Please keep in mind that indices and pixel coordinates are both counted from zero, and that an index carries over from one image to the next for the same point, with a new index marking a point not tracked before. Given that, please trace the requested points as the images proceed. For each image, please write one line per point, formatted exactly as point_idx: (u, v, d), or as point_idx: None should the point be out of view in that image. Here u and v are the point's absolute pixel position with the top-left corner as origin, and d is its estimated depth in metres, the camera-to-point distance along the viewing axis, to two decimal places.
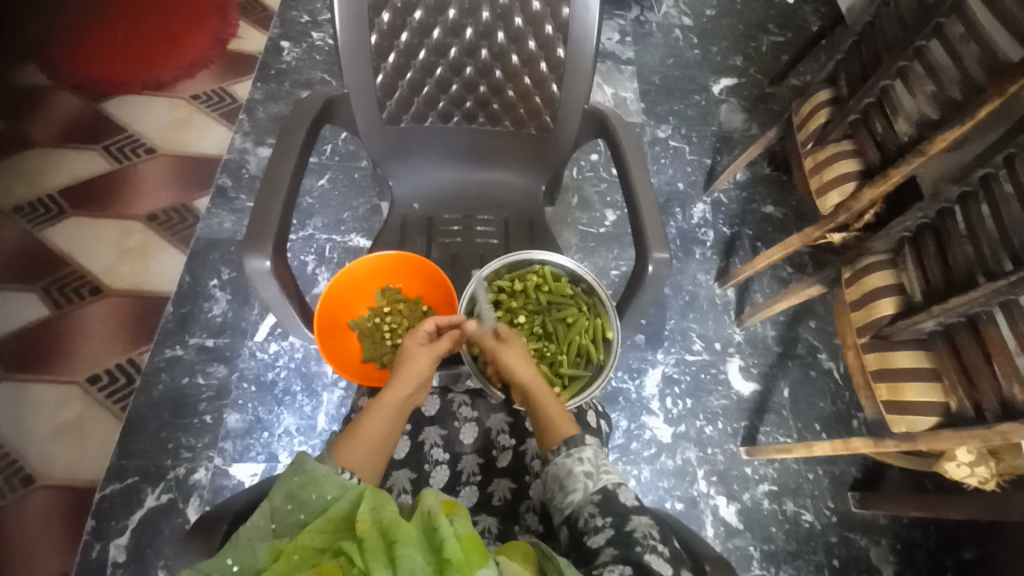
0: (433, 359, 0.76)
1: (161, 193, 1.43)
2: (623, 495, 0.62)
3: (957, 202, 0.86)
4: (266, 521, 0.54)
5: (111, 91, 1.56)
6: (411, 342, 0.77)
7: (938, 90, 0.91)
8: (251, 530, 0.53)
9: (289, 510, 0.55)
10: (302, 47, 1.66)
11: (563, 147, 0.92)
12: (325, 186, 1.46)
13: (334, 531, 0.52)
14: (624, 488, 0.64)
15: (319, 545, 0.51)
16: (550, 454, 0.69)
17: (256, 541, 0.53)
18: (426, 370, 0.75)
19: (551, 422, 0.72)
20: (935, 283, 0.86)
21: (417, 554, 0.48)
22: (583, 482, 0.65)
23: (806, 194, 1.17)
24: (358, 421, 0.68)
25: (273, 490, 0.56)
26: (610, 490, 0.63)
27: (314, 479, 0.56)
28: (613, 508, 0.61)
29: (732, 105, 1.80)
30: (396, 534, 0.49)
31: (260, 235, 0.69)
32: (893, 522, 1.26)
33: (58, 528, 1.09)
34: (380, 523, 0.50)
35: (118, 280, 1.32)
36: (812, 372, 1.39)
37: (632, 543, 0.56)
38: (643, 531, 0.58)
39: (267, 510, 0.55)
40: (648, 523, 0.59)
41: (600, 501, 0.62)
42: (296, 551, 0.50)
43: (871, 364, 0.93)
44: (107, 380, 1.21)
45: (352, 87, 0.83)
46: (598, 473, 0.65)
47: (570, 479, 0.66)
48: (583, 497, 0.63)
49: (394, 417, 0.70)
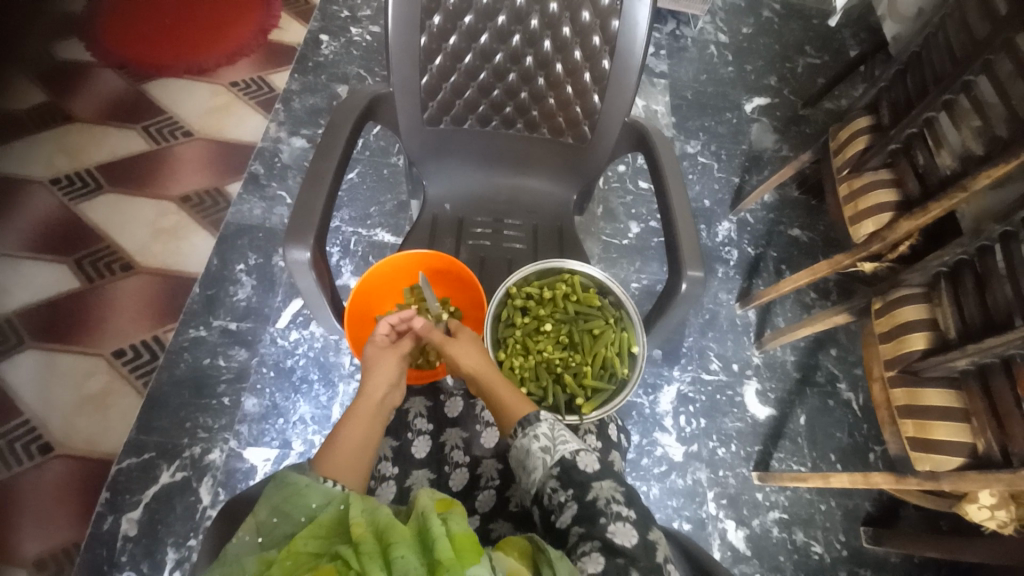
0: (399, 360, 0.78)
1: (196, 176, 1.46)
2: (581, 464, 0.62)
3: (998, 241, 0.83)
4: (253, 536, 0.53)
5: (154, 74, 1.60)
6: (373, 348, 0.79)
7: (986, 126, 0.89)
8: (238, 546, 0.52)
9: (274, 523, 0.53)
10: (340, 41, 1.69)
11: (600, 158, 0.92)
12: (354, 179, 1.48)
13: (326, 536, 0.51)
14: (583, 454, 0.63)
15: (312, 550, 0.49)
16: (510, 437, 0.69)
17: (244, 555, 0.51)
18: (392, 372, 0.76)
19: (509, 405, 0.72)
20: (972, 323, 0.84)
21: (411, 555, 0.46)
22: (542, 458, 0.64)
23: (839, 221, 1.16)
24: (335, 434, 0.67)
25: (258, 506, 0.55)
26: (569, 461, 0.62)
27: (298, 490, 0.56)
28: (574, 480, 0.61)
29: (764, 125, 1.78)
30: (391, 536, 0.47)
31: (301, 227, 0.70)
32: (905, 561, 1.23)
33: (75, 496, 1.11)
34: (373, 526, 0.49)
35: (148, 258, 1.35)
36: (831, 401, 1.37)
37: (597, 517, 0.57)
38: (606, 498, 0.58)
39: (252, 525, 0.54)
40: (610, 488, 0.59)
41: (560, 474, 0.62)
42: (287, 558, 0.48)
43: (897, 399, 0.91)
44: (131, 355, 1.24)
45: (398, 87, 0.84)
46: (555, 446, 0.64)
47: (529, 458, 0.65)
48: (544, 474, 0.63)
49: (370, 424, 0.69)
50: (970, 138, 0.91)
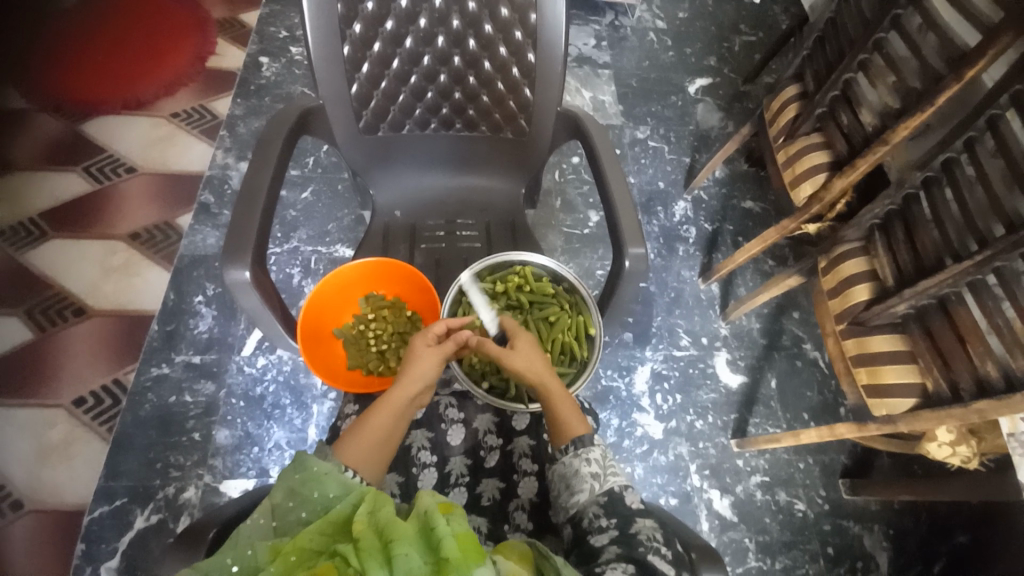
0: (440, 361, 0.74)
1: (144, 212, 1.43)
2: (628, 499, 0.63)
3: (922, 188, 0.88)
4: (267, 520, 0.52)
5: (90, 112, 1.56)
6: (421, 340, 0.75)
7: (899, 81, 0.94)
8: (251, 529, 0.52)
9: (290, 508, 0.53)
10: (280, 62, 1.67)
11: (540, 149, 0.94)
12: (309, 198, 1.46)
13: (332, 533, 0.50)
14: (629, 491, 0.65)
15: (316, 547, 0.48)
16: (558, 452, 0.70)
17: (256, 539, 0.51)
18: (431, 372, 0.73)
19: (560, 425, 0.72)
20: (906, 270, 0.89)
21: (415, 552, 0.46)
22: (590, 483, 0.66)
23: (781, 188, 1.20)
24: (363, 418, 0.68)
25: (273, 489, 0.55)
26: (617, 492, 0.64)
27: (315, 477, 0.55)
28: (619, 510, 0.62)
29: (708, 105, 1.83)
30: (392, 534, 0.47)
31: (240, 246, 0.70)
32: (884, 508, 1.28)
33: (49, 550, 1.07)
34: (376, 524, 0.49)
35: (102, 300, 1.31)
36: (798, 362, 1.42)
37: (636, 544, 0.57)
38: (647, 533, 0.58)
39: (266, 509, 0.53)
40: (653, 526, 0.59)
41: (606, 503, 0.63)
42: (292, 553, 0.47)
43: (850, 350, 0.95)
44: (93, 401, 1.20)
45: (328, 98, 0.84)
46: (605, 475, 0.66)
47: (576, 479, 0.67)
48: (588, 498, 0.65)
49: (398, 417, 0.70)
50: (886, 95, 0.96)
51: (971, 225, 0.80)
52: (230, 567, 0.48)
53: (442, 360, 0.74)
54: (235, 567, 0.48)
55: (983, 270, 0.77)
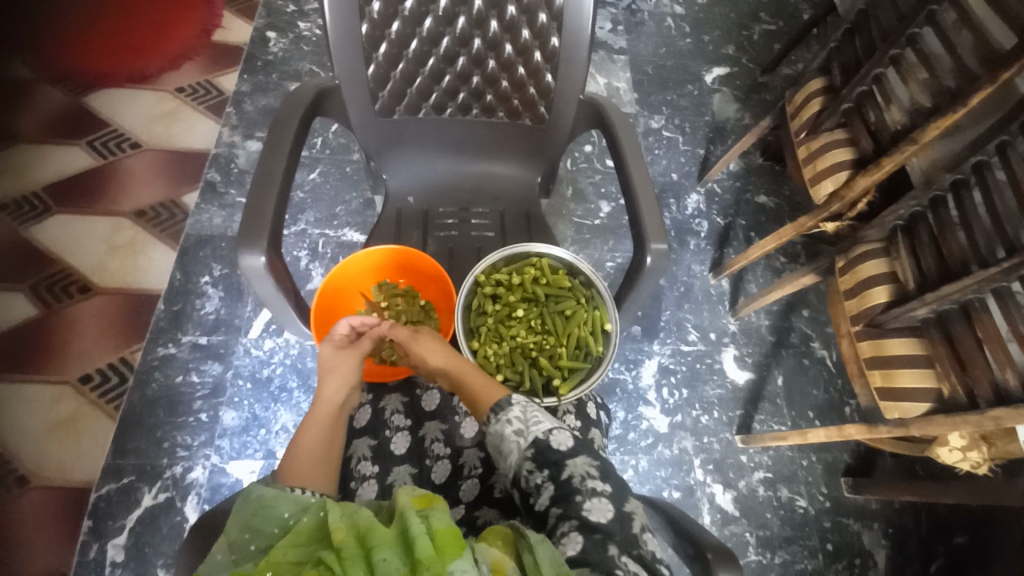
0: (356, 363, 0.77)
1: (150, 189, 1.40)
2: (555, 442, 0.61)
3: (950, 190, 0.86)
4: (225, 554, 0.51)
5: (94, 85, 1.52)
6: (327, 349, 0.78)
7: (932, 78, 0.91)
8: (211, 566, 0.50)
9: (248, 538, 0.52)
10: (289, 37, 1.63)
11: (559, 138, 0.92)
12: (317, 180, 1.44)
13: (306, 544, 0.49)
14: (556, 433, 0.62)
15: (292, 559, 0.48)
16: (484, 424, 0.67)
17: (216, 574, 0.49)
18: (350, 376, 0.75)
19: (477, 395, 0.71)
20: (930, 274, 0.87)
21: (394, 555, 0.45)
22: (516, 442, 0.63)
23: (801, 184, 1.17)
24: (295, 440, 0.66)
25: (228, 524, 0.53)
26: (541, 441, 0.61)
27: (266, 502, 0.54)
28: (549, 460, 0.60)
29: (725, 95, 1.79)
30: (369, 537, 0.47)
31: (254, 231, 0.68)
32: (885, 507, 1.28)
33: (57, 526, 1.08)
34: (350, 529, 0.48)
35: (108, 277, 1.29)
36: (806, 360, 1.41)
37: (574, 497, 0.57)
38: (581, 477, 0.58)
39: (224, 544, 0.52)
40: (585, 464, 0.59)
41: (535, 456, 0.61)
42: (267, 571, 0.47)
43: (864, 351, 0.94)
44: (99, 379, 1.20)
45: (344, 78, 0.82)
46: (528, 428, 0.63)
47: (504, 443, 0.64)
48: (518, 457, 0.62)
49: (329, 429, 0.69)
50: (917, 92, 0.93)
51: (999, 230, 0.78)
52: None
53: (356, 359, 0.77)
54: None
55: (1011, 276, 0.75)
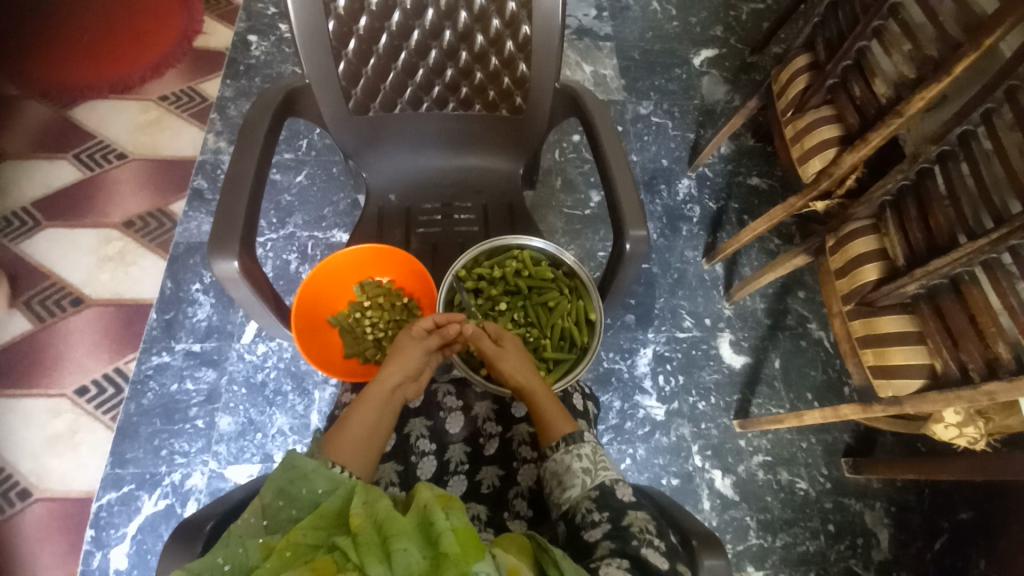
0: (421, 354, 0.76)
1: (137, 199, 1.41)
2: (620, 492, 0.62)
3: (937, 162, 0.85)
4: (257, 519, 0.52)
5: (78, 97, 1.52)
6: (403, 338, 0.78)
7: (915, 49, 0.89)
8: (242, 528, 0.51)
9: (280, 506, 0.53)
10: (270, 40, 1.62)
11: (537, 128, 0.90)
12: (304, 182, 1.43)
13: (326, 528, 0.49)
14: (621, 484, 0.64)
15: (311, 542, 0.47)
16: (548, 450, 0.68)
17: (246, 537, 0.50)
18: (413, 365, 0.75)
19: (546, 417, 0.71)
20: (918, 249, 0.86)
21: (413, 548, 0.45)
22: (582, 478, 0.64)
23: (789, 164, 1.16)
24: (347, 415, 0.69)
25: (262, 488, 0.54)
26: (608, 486, 0.63)
27: (305, 474, 0.55)
28: (610, 504, 0.61)
29: (714, 77, 1.77)
30: (391, 529, 0.46)
31: (227, 236, 0.68)
32: (886, 485, 1.28)
33: (59, 537, 1.09)
34: (374, 518, 0.48)
35: (99, 289, 1.30)
36: (803, 342, 1.40)
37: (629, 538, 0.57)
38: (640, 525, 0.58)
39: (257, 508, 0.53)
40: (645, 518, 0.59)
41: (598, 497, 0.62)
42: (286, 549, 0.46)
43: (857, 331, 0.93)
44: (95, 391, 1.21)
45: (315, 77, 0.81)
46: (596, 469, 0.65)
47: (568, 475, 0.65)
48: (581, 493, 0.63)
49: (382, 409, 0.70)
50: (902, 63, 0.91)
51: (987, 200, 0.77)
52: (222, 566, 0.47)
53: (423, 353, 0.76)
54: (227, 566, 0.47)
55: (999, 247, 0.74)
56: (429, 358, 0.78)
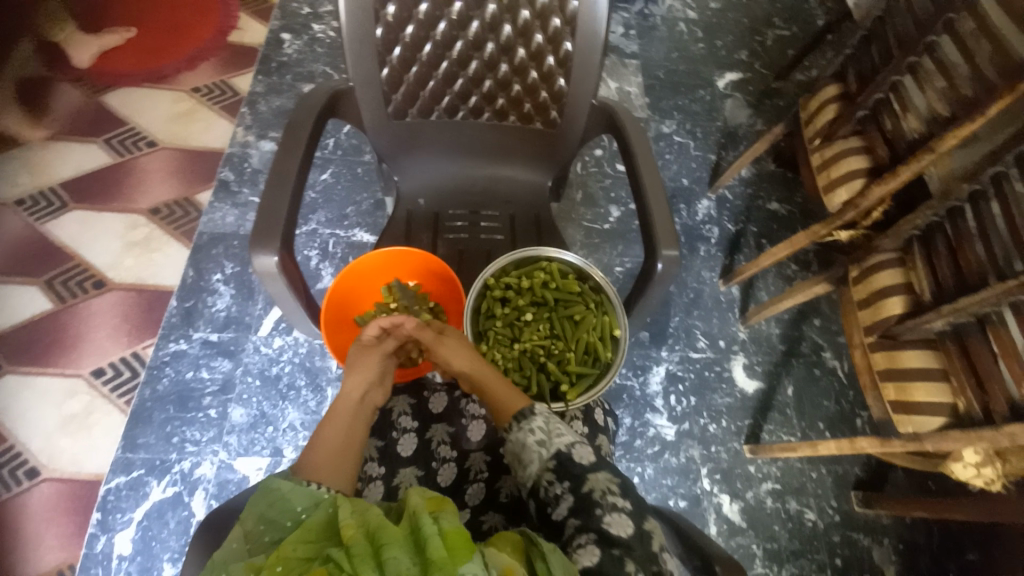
0: (380, 359, 0.76)
1: (164, 187, 1.42)
2: (578, 456, 0.62)
3: (968, 201, 0.86)
4: (240, 543, 0.51)
5: (114, 84, 1.55)
6: (357, 349, 0.78)
7: (951, 87, 0.90)
8: (225, 555, 0.51)
9: (262, 530, 0.52)
10: (303, 39, 1.65)
11: (570, 143, 0.92)
12: (328, 180, 1.45)
13: (317, 540, 0.49)
14: (579, 446, 0.63)
15: (303, 554, 0.47)
16: (506, 431, 0.68)
17: (230, 562, 0.50)
18: (374, 372, 0.75)
19: (501, 403, 0.71)
20: (947, 285, 0.86)
21: (403, 553, 0.45)
22: (538, 451, 0.63)
23: (815, 192, 1.16)
24: (317, 434, 0.67)
25: (244, 514, 0.54)
26: (564, 453, 0.62)
27: (282, 496, 0.55)
28: (569, 472, 0.60)
29: (738, 101, 1.78)
30: (381, 537, 0.47)
31: (268, 231, 0.68)
32: (896, 521, 1.26)
33: (66, 518, 1.10)
34: (363, 526, 0.48)
35: (122, 273, 1.31)
36: (817, 370, 1.39)
37: (593, 509, 0.57)
38: (602, 490, 0.58)
39: (239, 534, 0.52)
40: (607, 481, 0.59)
41: (556, 467, 0.61)
42: (277, 564, 0.46)
43: (878, 363, 0.93)
44: (112, 373, 1.21)
45: (358, 80, 0.82)
46: (551, 439, 0.64)
47: (525, 452, 0.64)
48: (539, 467, 0.63)
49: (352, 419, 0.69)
50: (936, 100, 0.92)
51: (1018, 241, 0.77)
52: None
53: (382, 358, 0.77)
54: None
55: None
56: (388, 362, 0.78)
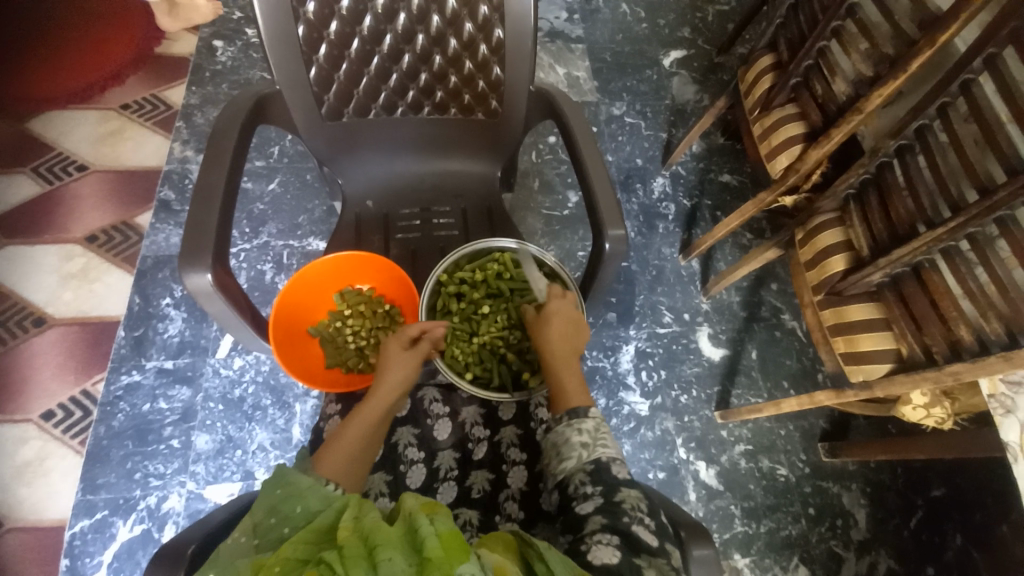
0: (416, 364, 0.74)
1: (100, 212, 1.35)
2: (615, 468, 0.62)
3: (895, 156, 0.89)
4: (248, 538, 0.50)
5: (33, 109, 1.45)
6: (392, 346, 0.75)
7: (871, 48, 0.93)
8: (229, 550, 0.50)
9: (271, 524, 0.51)
10: (236, 45, 1.58)
11: (513, 132, 0.91)
12: (277, 190, 1.40)
13: (316, 543, 0.48)
14: (618, 461, 0.64)
15: (300, 556, 0.46)
16: (555, 422, 0.69)
17: (236, 558, 0.49)
18: (410, 373, 0.73)
19: (556, 400, 0.72)
20: (882, 239, 0.89)
21: (399, 557, 0.44)
22: (579, 451, 0.65)
23: (758, 161, 1.19)
24: (340, 429, 0.67)
25: (255, 506, 0.53)
26: (604, 462, 0.63)
27: (297, 492, 0.53)
28: (605, 479, 0.61)
29: (684, 77, 1.81)
30: (379, 540, 0.45)
31: (199, 247, 0.66)
32: (861, 467, 1.33)
33: (28, 570, 1.04)
34: (362, 531, 0.47)
35: (63, 308, 1.24)
36: (778, 332, 1.44)
37: (621, 514, 0.57)
38: (632, 502, 0.58)
39: (246, 527, 0.51)
40: (637, 496, 0.59)
41: (593, 471, 0.62)
42: (276, 564, 0.45)
43: (827, 320, 0.96)
44: (62, 414, 1.15)
45: (285, 83, 0.80)
46: (594, 445, 0.65)
47: (566, 446, 0.66)
48: (576, 465, 0.64)
49: (376, 422, 0.68)
50: (859, 62, 0.95)
51: (944, 190, 0.81)
52: None
53: (417, 363, 0.74)
54: None
55: (957, 235, 0.78)
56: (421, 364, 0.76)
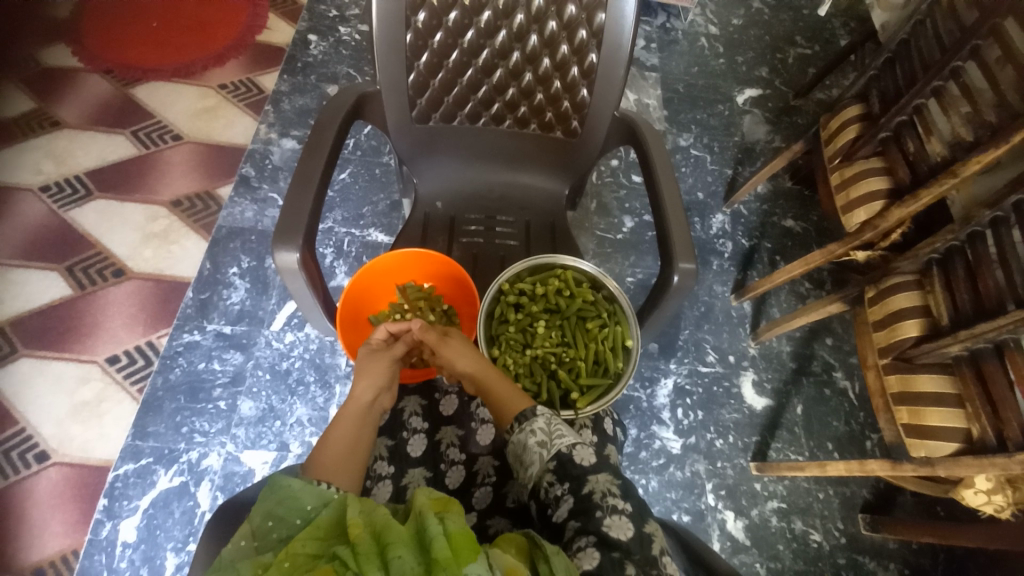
0: (388, 363, 0.77)
1: (186, 179, 1.45)
2: (578, 457, 0.62)
3: (989, 227, 0.84)
4: (247, 542, 0.51)
5: (143, 78, 1.59)
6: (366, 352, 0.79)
7: (974, 112, 0.89)
8: (232, 552, 0.50)
9: (269, 527, 0.51)
10: (328, 41, 1.68)
11: (589, 152, 0.92)
12: (346, 180, 1.47)
13: (326, 539, 0.49)
14: (579, 447, 0.63)
15: (311, 552, 0.47)
16: (507, 432, 0.69)
17: (237, 561, 0.49)
18: (381, 374, 0.75)
19: (502, 405, 0.72)
20: (965, 310, 0.85)
21: (409, 555, 0.45)
22: (539, 453, 0.64)
23: (831, 211, 1.15)
24: (325, 437, 0.67)
25: (251, 511, 0.53)
26: (564, 454, 0.62)
27: (291, 493, 0.54)
28: (570, 474, 0.61)
29: (756, 116, 1.78)
30: (388, 536, 0.47)
31: (291, 226, 0.70)
32: (902, 547, 1.24)
33: (70, 503, 1.11)
34: (372, 527, 0.48)
35: (141, 263, 1.34)
36: (827, 390, 1.38)
37: (593, 511, 0.57)
38: (602, 491, 0.58)
39: (246, 531, 0.51)
40: (607, 481, 0.59)
41: (557, 469, 0.62)
42: (285, 561, 0.46)
43: (892, 386, 0.92)
44: (126, 361, 1.23)
45: (385, 84, 0.84)
46: (551, 440, 0.64)
47: (526, 453, 0.65)
48: (540, 468, 0.63)
49: (360, 422, 0.69)
50: (959, 125, 0.91)
51: None
52: None
53: (389, 362, 0.77)
54: None
55: None
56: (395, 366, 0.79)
